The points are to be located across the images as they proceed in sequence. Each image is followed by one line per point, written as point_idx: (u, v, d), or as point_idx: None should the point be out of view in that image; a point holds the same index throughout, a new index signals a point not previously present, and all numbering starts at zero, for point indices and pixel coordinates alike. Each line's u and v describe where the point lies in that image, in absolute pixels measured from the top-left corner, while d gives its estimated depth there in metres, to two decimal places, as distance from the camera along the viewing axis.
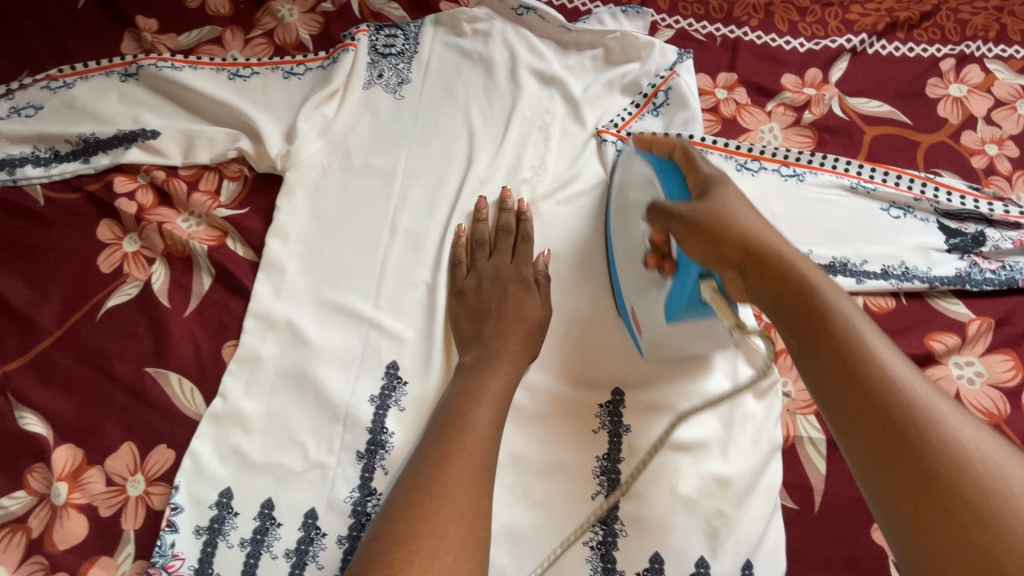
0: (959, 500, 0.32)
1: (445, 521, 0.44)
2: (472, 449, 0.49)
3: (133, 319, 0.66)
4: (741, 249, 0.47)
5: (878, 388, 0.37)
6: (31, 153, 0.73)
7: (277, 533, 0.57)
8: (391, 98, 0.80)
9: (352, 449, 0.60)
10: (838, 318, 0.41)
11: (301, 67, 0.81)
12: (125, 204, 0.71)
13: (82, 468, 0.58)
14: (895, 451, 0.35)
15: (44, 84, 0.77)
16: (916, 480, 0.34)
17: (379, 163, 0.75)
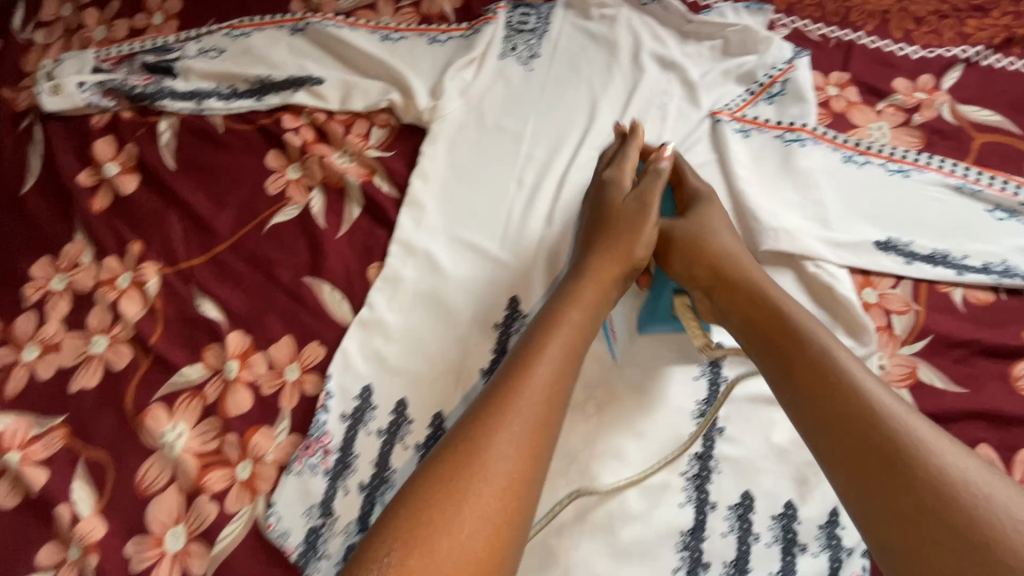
0: (920, 489, 0.43)
1: (479, 497, 0.47)
2: (526, 416, 0.52)
3: (294, 235, 0.75)
4: (725, 285, 0.63)
5: (852, 399, 0.50)
6: (215, 88, 0.83)
7: (409, 428, 0.65)
8: (522, 69, 0.88)
9: (477, 367, 0.68)
10: (813, 342, 0.55)
11: (444, 35, 0.90)
12: (290, 136, 0.80)
13: (249, 352, 0.68)
14: (870, 446, 0.47)
15: (227, 32, 0.88)
16: (888, 469, 0.45)
17: (509, 124, 0.83)
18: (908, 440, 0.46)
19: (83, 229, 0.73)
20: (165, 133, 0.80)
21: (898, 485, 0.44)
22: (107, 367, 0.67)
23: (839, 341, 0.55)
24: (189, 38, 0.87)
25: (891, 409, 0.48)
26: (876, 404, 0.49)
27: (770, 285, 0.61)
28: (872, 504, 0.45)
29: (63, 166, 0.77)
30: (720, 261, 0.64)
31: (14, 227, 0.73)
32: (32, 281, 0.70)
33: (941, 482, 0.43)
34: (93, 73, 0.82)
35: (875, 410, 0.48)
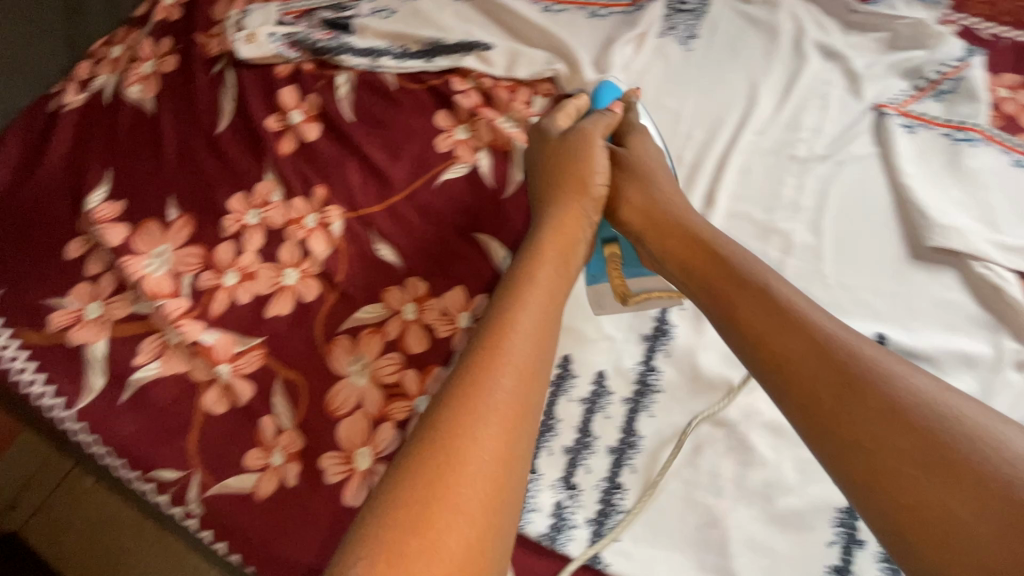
0: (888, 414, 0.43)
1: (472, 461, 0.46)
2: (492, 405, 0.50)
3: (463, 193, 0.79)
4: (659, 226, 0.67)
5: (812, 347, 0.49)
6: (388, 48, 0.87)
7: (573, 382, 0.69)
8: (681, 49, 0.88)
9: (637, 332, 0.71)
10: (754, 278, 0.56)
11: (604, 11, 0.91)
12: (461, 98, 0.84)
13: (425, 297, 0.73)
14: (842, 397, 0.46)
15: None
16: (871, 420, 0.44)
17: (667, 102, 0.84)
18: (867, 372, 0.46)
19: (272, 170, 0.79)
20: (342, 87, 0.85)
21: (859, 414, 0.45)
22: (299, 298, 0.73)
23: (763, 270, 0.57)
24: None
25: (832, 339, 0.49)
26: (830, 342, 0.49)
27: (704, 228, 0.64)
28: (863, 459, 0.43)
29: (253, 110, 0.82)
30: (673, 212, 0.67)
31: (210, 163, 0.80)
32: (229, 213, 0.77)
33: (913, 409, 0.43)
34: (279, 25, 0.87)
35: (843, 354, 0.48)
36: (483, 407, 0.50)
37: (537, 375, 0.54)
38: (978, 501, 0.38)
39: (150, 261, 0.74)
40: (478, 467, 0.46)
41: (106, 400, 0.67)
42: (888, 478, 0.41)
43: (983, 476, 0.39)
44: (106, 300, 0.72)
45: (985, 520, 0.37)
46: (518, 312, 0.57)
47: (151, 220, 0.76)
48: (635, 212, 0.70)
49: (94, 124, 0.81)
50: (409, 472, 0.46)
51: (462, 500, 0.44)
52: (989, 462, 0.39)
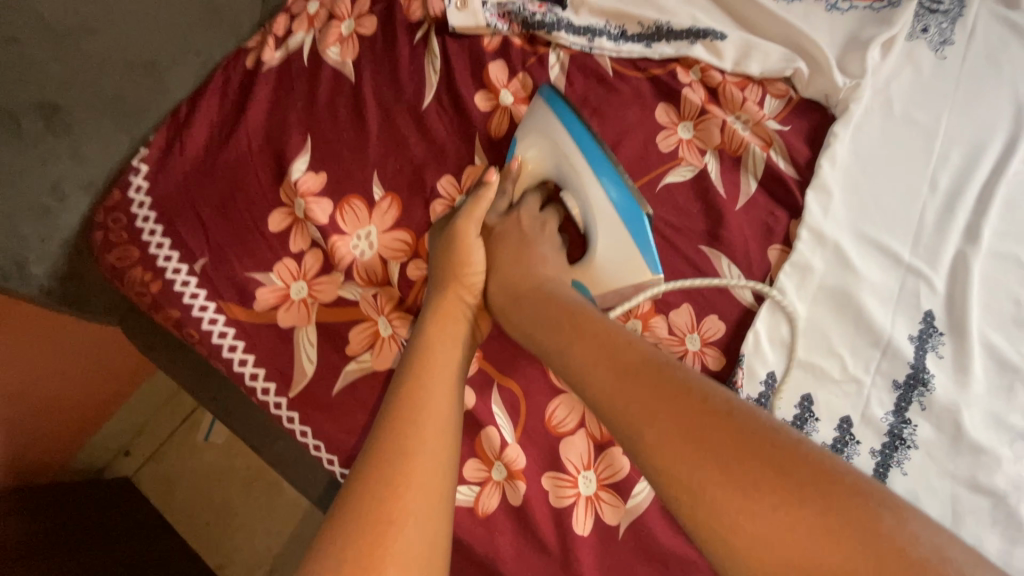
0: (699, 420, 0.43)
1: (411, 509, 0.45)
2: (424, 459, 0.48)
3: (690, 199, 0.72)
4: (527, 297, 0.61)
5: (649, 363, 0.48)
6: (605, 27, 0.79)
7: (814, 425, 0.63)
8: (934, 56, 0.78)
9: (888, 377, 0.64)
10: (607, 329, 0.53)
11: (846, 3, 0.80)
12: (688, 93, 0.76)
13: (651, 313, 0.67)
14: (679, 408, 0.44)
15: None
16: (698, 447, 0.41)
17: (918, 116, 0.75)
18: (708, 397, 0.44)
19: (482, 154, 0.73)
20: (555, 67, 0.78)
21: (678, 424, 0.43)
22: None
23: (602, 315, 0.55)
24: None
25: (647, 355, 0.50)
26: (634, 354, 0.50)
27: (549, 281, 0.62)
28: (710, 514, 0.39)
29: (461, 85, 0.76)
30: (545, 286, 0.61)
31: (415, 140, 0.74)
32: (438, 198, 0.71)
33: (779, 444, 0.40)
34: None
35: (645, 361, 0.49)
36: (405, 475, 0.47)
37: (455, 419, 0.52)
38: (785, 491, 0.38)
39: (356, 243, 0.69)
40: (413, 543, 0.44)
41: (317, 390, 0.63)
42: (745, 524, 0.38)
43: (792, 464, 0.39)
44: (312, 280, 0.68)
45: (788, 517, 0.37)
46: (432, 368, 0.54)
47: (355, 197, 0.71)
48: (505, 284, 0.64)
49: (292, 86, 0.77)
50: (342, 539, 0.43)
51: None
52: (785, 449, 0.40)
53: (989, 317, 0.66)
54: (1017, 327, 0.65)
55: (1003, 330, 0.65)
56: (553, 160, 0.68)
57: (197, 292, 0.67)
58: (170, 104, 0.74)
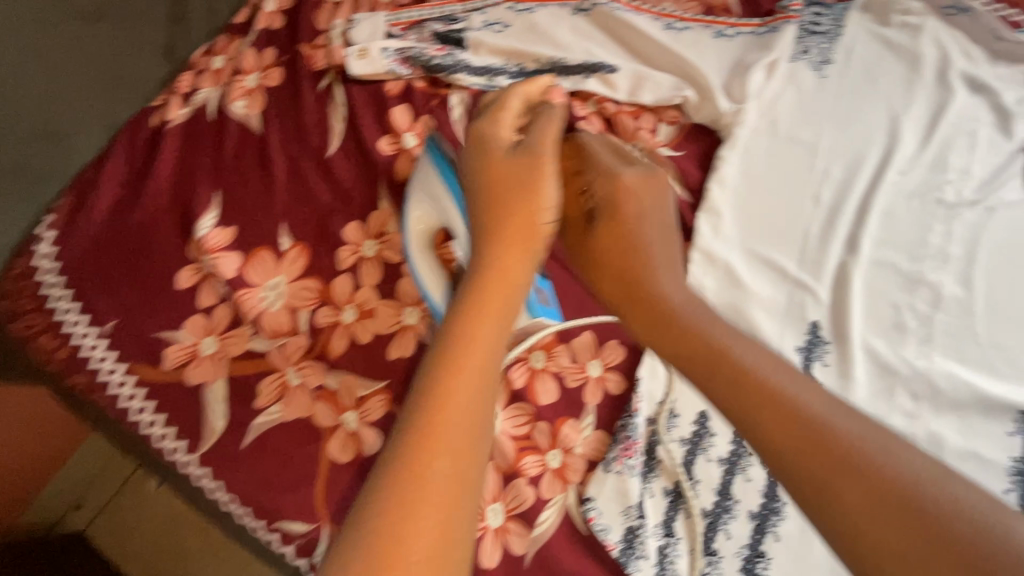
0: (808, 443, 0.43)
1: (429, 516, 0.41)
2: (447, 419, 0.45)
3: None
4: (665, 326, 0.56)
5: (813, 415, 0.44)
6: (504, 66, 0.83)
7: (711, 440, 0.66)
8: (815, 75, 0.82)
9: None
10: (751, 374, 0.48)
11: (731, 30, 0.85)
12: (584, 125, 0.79)
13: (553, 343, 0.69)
14: (817, 464, 0.42)
15: (510, 6, 0.86)
16: (807, 466, 0.42)
17: (801, 134, 0.79)
18: (865, 464, 0.40)
19: (387, 198, 0.75)
20: (456, 107, 0.81)
21: (786, 439, 0.44)
22: (421, 339, 0.70)
23: (727, 332, 0.52)
24: (474, 8, 0.86)
25: (803, 405, 0.45)
26: (771, 390, 0.46)
27: (681, 300, 0.57)
28: (857, 544, 0.39)
29: (365, 132, 0.79)
30: (665, 305, 0.57)
31: (322, 188, 0.76)
32: (345, 244, 0.73)
33: (882, 468, 0.40)
34: (389, 39, 0.83)
35: (801, 408, 0.45)
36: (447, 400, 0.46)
37: (489, 395, 0.48)
38: (888, 499, 0.38)
39: (265, 294, 0.71)
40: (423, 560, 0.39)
41: (227, 446, 0.65)
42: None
43: (893, 484, 0.39)
44: (222, 334, 0.69)
45: (899, 539, 0.37)
46: (470, 342, 0.49)
47: (264, 248, 0.73)
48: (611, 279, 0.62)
49: (198, 141, 0.78)
50: (362, 530, 0.40)
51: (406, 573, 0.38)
52: (889, 476, 0.39)
53: (871, 323, 0.70)
54: (895, 331, 0.70)
55: (884, 335, 0.69)
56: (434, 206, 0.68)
57: (106, 355, 0.68)
58: (76, 168, 0.75)
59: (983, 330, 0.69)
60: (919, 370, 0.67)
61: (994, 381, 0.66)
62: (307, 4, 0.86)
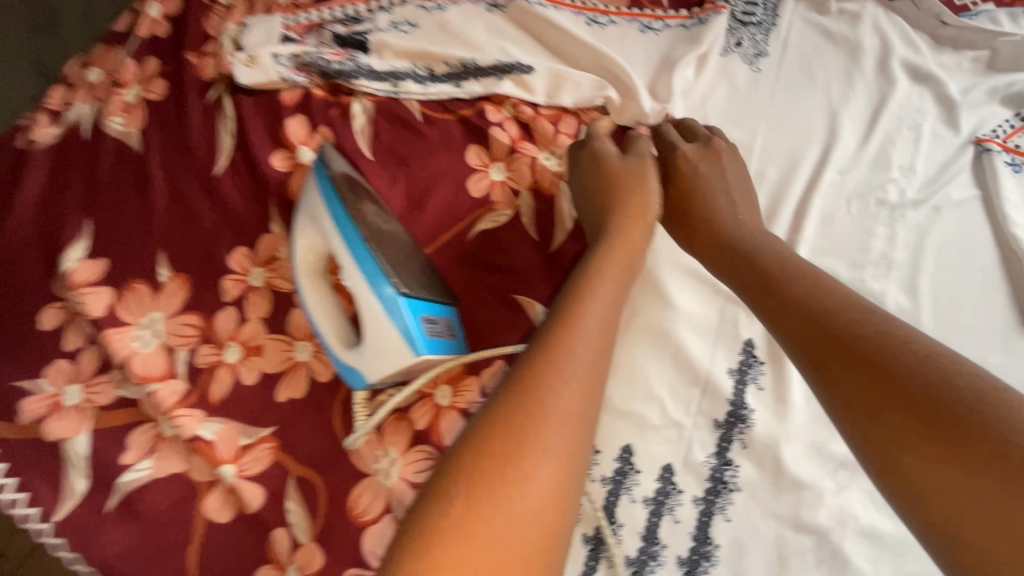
0: (879, 377, 0.42)
1: (524, 482, 0.39)
2: (564, 369, 0.44)
3: (505, 245, 0.68)
4: (732, 261, 0.59)
5: (833, 309, 0.47)
6: (411, 69, 0.75)
7: (635, 479, 0.59)
8: (749, 69, 0.76)
9: (709, 416, 0.61)
10: (836, 314, 0.47)
11: (659, 23, 0.79)
12: (496, 132, 0.72)
13: (460, 376, 0.62)
14: (855, 371, 0.43)
15: (420, 4, 0.79)
16: (874, 408, 0.41)
17: (734, 134, 0.73)
18: (901, 366, 0.41)
19: (280, 220, 0.68)
20: (358, 115, 0.73)
21: (856, 374, 0.43)
22: (312, 378, 0.62)
23: (787, 256, 0.55)
24: (380, 7, 0.79)
25: (870, 311, 0.47)
26: (831, 312, 0.47)
27: (782, 258, 0.55)
28: (921, 480, 0.38)
29: (256, 147, 0.71)
30: (727, 239, 0.60)
31: (207, 210, 0.69)
32: (230, 274, 0.66)
33: (957, 397, 0.38)
34: (284, 44, 0.75)
35: (827, 310, 0.48)
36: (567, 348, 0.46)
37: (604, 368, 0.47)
38: (965, 430, 0.37)
39: (138, 333, 0.63)
40: (562, 426, 0.42)
41: (89, 509, 0.57)
42: (931, 484, 0.37)
43: (978, 416, 0.37)
44: (89, 381, 0.62)
45: (964, 478, 0.36)
46: (580, 316, 0.49)
47: (140, 281, 0.66)
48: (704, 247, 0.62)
49: (70, 164, 0.71)
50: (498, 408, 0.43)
51: (535, 486, 0.39)
52: (983, 405, 0.37)
53: None
54: None
55: None
56: (319, 225, 0.60)
57: None
58: None
59: None
60: None
61: None
62: (196, 9, 0.79)
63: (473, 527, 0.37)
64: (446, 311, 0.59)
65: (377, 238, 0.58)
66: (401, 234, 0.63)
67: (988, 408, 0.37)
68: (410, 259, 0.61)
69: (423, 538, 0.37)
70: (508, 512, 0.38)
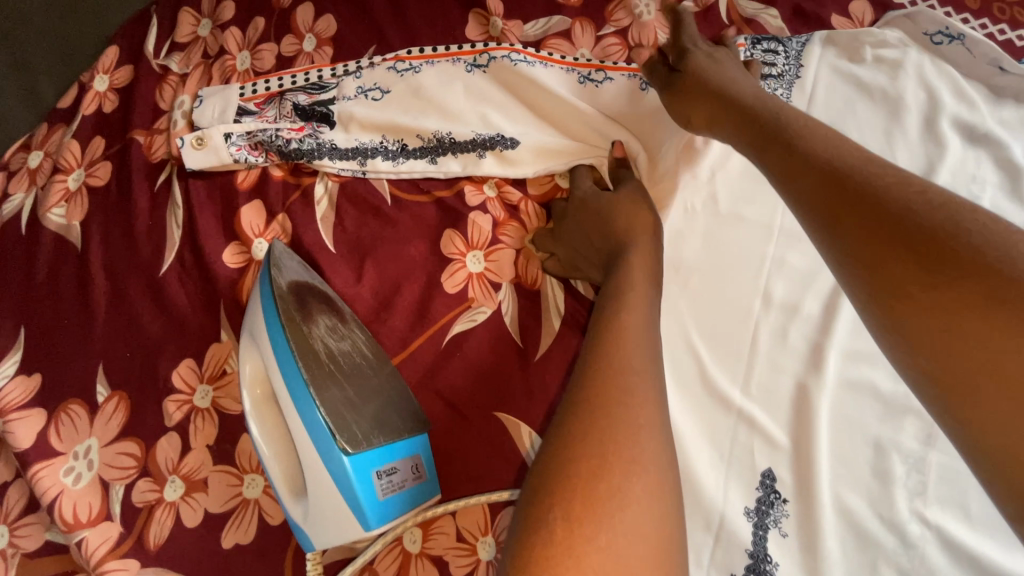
0: (890, 227, 0.34)
1: (632, 499, 0.35)
2: (631, 392, 0.39)
3: (484, 352, 0.59)
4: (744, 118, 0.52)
5: (856, 166, 0.39)
6: (380, 142, 0.65)
7: None
8: None
9: (724, 569, 0.51)
10: (851, 172, 0.39)
11: None
12: (476, 217, 0.63)
13: (433, 517, 0.55)
14: (854, 216, 0.37)
15: (391, 65, 0.68)
16: (881, 264, 0.34)
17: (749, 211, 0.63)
18: (908, 204, 0.35)
19: (229, 327, 0.60)
20: (321, 199, 0.65)
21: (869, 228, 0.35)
22: (263, 518, 0.55)
23: (806, 121, 0.47)
24: (347, 71, 0.68)
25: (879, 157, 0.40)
26: (846, 167, 0.39)
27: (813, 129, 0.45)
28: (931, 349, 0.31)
29: (205, 239, 0.63)
30: (742, 111, 0.52)
31: (151, 316, 0.61)
32: (173, 394, 0.58)
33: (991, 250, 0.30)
34: (239, 118, 0.67)
35: (849, 167, 0.40)
36: (624, 363, 0.42)
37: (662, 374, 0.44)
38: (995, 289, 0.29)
39: (71, 465, 0.56)
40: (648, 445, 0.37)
41: None
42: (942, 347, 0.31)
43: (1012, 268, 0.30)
44: (15, 523, 0.55)
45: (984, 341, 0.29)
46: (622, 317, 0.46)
47: (75, 401, 0.58)
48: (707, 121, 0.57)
49: (6, 263, 0.64)
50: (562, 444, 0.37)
51: (632, 508, 0.34)
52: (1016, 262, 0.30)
53: (842, 470, 0.53)
54: (876, 480, 0.53)
55: (863, 488, 0.53)
56: (263, 356, 0.53)
57: None
58: None
59: None
60: (911, 540, 0.51)
61: (1011, 553, 0.49)
62: (145, 80, 0.71)
63: (579, 556, 0.32)
64: (416, 447, 0.53)
65: (323, 381, 0.51)
66: (364, 349, 0.55)
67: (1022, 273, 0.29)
68: (374, 380, 0.54)
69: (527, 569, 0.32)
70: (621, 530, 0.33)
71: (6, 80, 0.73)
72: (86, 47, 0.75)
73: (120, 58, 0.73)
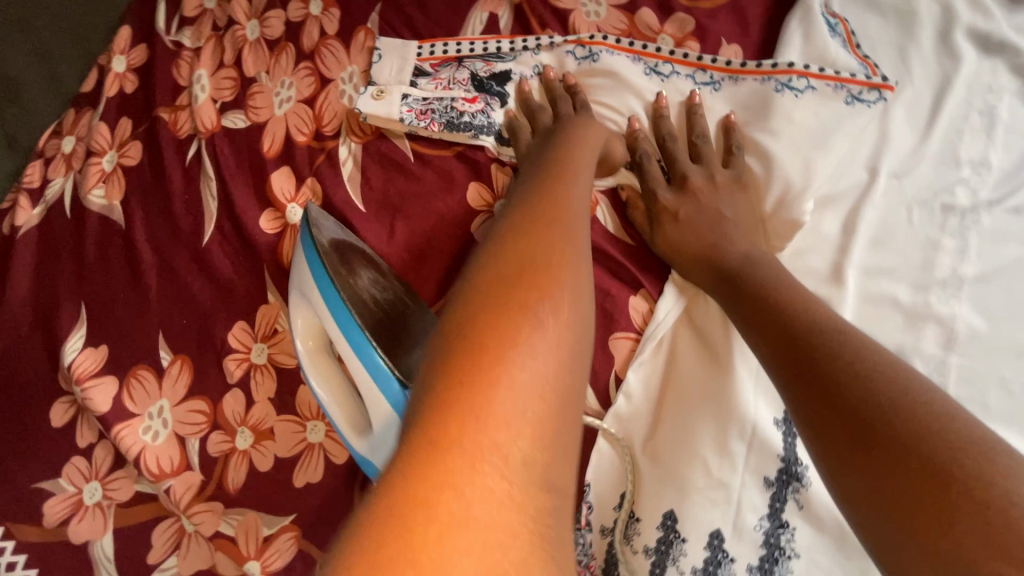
0: (824, 383, 0.43)
1: (546, 303, 0.34)
2: (563, 240, 0.39)
3: None
4: (718, 274, 0.57)
5: (815, 328, 0.47)
6: None
7: (683, 548, 0.54)
8: (842, 100, 0.61)
9: (759, 474, 0.55)
10: (806, 329, 0.47)
11: (873, 93, 0.61)
12: (499, 170, 0.66)
13: None
14: (804, 370, 0.45)
15: (571, 49, 0.67)
16: (819, 417, 0.42)
17: (791, 172, 0.60)
18: (846, 373, 0.42)
19: (274, 289, 0.64)
20: (346, 162, 0.67)
21: (817, 379, 0.43)
22: (328, 459, 0.60)
23: (775, 268, 0.54)
24: (525, 46, 0.68)
25: (843, 326, 0.46)
26: (801, 323, 0.48)
27: (776, 279, 0.53)
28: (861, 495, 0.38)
29: (240, 208, 0.66)
30: (717, 247, 0.58)
31: (200, 285, 0.65)
32: (230, 354, 0.62)
33: (893, 409, 0.39)
34: (415, 80, 0.67)
35: (810, 328, 0.47)
36: (555, 214, 0.41)
37: (572, 207, 0.43)
38: (924, 449, 0.36)
39: (148, 424, 0.61)
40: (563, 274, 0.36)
41: None
42: (869, 494, 0.37)
43: (933, 436, 0.36)
44: (105, 478, 0.61)
45: (899, 491, 0.35)
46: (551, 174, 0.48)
47: (142, 367, 0.63)
48: (693, 270, 0.59)
49: (57, 245, 0.68)
50: (486, 277, 0.36)
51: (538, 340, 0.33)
52: (937, 433, 0.36)
53: None
54: None
55: None
56: (316, 311, 0.56)
57: None
58: None
59: (1011, 370, 0.54)
60: None
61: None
62: (162, 56, 0.73)
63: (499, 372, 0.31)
64: None
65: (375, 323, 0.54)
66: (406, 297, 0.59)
67: (941, 437, 0.36)
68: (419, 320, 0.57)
69: (461, 383, 0.31)
70: (525, 405, 0.31)
71: (28, 70, 0.75)
72: (102, 29, 0.77)
73: (134, 37, 0.74)
